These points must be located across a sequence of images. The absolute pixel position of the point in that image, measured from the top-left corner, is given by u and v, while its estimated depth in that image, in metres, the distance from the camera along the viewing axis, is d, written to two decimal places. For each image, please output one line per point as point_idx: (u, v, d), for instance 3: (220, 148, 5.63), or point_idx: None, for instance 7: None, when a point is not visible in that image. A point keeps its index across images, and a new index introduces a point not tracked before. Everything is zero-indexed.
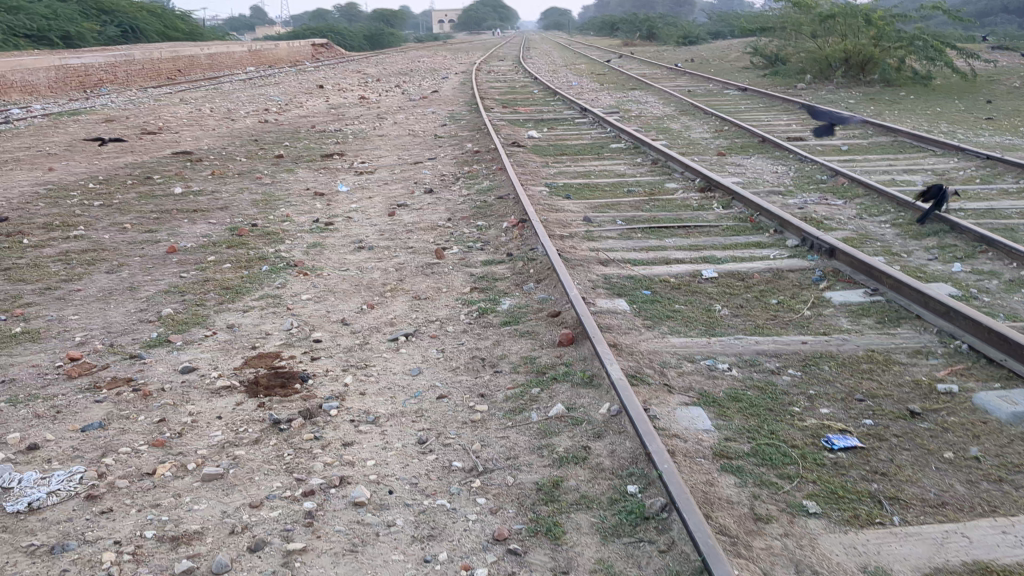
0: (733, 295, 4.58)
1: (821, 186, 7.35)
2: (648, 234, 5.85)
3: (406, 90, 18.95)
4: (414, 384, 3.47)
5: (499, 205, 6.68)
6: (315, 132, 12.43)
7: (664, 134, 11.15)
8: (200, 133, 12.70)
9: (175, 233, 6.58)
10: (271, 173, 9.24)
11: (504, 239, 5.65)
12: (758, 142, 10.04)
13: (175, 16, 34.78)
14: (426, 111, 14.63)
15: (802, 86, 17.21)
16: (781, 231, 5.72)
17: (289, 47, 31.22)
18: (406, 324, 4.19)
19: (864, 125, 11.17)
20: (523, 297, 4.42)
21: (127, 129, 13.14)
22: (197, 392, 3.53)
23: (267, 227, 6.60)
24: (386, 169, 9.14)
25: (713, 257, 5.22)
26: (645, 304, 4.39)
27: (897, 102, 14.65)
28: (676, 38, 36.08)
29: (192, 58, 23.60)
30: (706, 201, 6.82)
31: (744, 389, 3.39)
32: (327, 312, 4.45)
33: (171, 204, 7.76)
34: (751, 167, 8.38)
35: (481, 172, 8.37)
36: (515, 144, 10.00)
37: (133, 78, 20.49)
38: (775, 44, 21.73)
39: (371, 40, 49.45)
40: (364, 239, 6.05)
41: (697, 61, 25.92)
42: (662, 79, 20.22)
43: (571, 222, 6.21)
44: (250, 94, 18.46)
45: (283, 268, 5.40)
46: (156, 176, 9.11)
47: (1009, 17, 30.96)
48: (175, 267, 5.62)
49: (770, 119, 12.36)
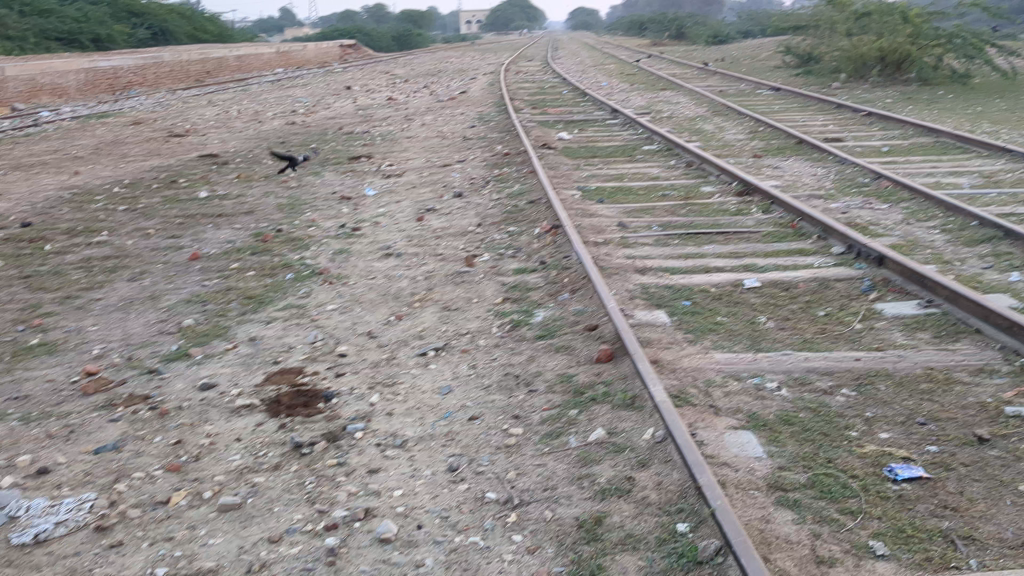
0: (778, 306, 4.35)
1: (863, 189, 7.09)
2: (685, 241, 5.62)
3: (435, 91, 18.81)
4: (443, 403, 3.29)
5: (530, 210, 6.48)
6: (342, 134, 12.30)
7: (698, 134, 10.91)
8: (227, 135, 12.62)
9: (199, 239, 6.45)
10: (297, 176, 9.10)
11: (536, 246, 5.45)
12: (795, 143, 9.77)
13: (204, 19, 34.92)
14: (454, 112, 14.47)
15: (837, 86, 16.87)
16: (826, 237, 5.48)
17: (317, 48, 31.23)
18: (435, 338, 4.00)
19: (904, 124, 10.86)
20: (557, 308, 4.22)
21: (155, 131, 13.08)
22: (216, 411, 3.37)
23: (292, 233, 6.45)
24: (414, 172, 8.98)
25: (754, 265, 4.99)
26: (685, 316, 4.17)
27: (937, 101, 14.29)
28: (705, 38, 35.71)
29: (221, 60, 23.62)
30: (744, 206, 6.59)
31: (796, 410, 3.17)
32: (352, 323, 4.28)
33: (196, 208, 7.64)
34: (789, 170, 8.12)
35: (511, 175, 8.18)
36: (545, 146, 9.79)
37: (162, 80, 20.52)
38: (807, 42, 21.37)
39: (399, 41, 49.42)
40: (391, 245, 5.88)
41: (727, 61, 25.60)
42: (693, 79, 19.92)
43: (605, 228, 6.01)
44: (278, 95, 18.39)
45: (308, 276, 5.24)
46: (182, 180, 9.02)
47: None
48: (197, 275, 5.48)
49: (806, 120, 12.08)
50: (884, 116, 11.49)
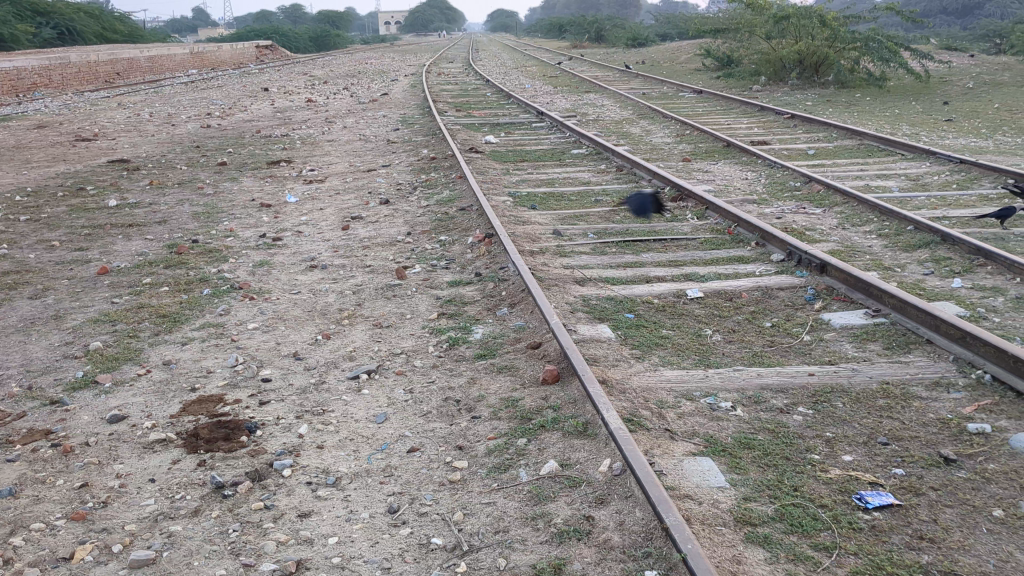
0: (724, 317, 4.21)
1: (796, 193, 7.05)
2: (622, 249, 5.46)
3: (356, 93, 18.43)
4: (379, 433, 3.04)
5: (461, 218, 6.25)
6: (261, 138, 11.88)
7: (625, 138, 10.82)
8: (139, 139, 12.07)
9: (108, 251, 6.05)
10: (213, 182, 8.69)
11: (470, 256, 5.23)
12: (723, 146, 9.75)
13: (114, 18, 33.77)
14: (376, 115, 14.12)
15: (757, 89, 17.02)
16: (764, 243, 5.37)
17: (233, 49, 30.43)
18: (367, 358, 3.74)
19: (828, 126, 10.96)
20: (496, 324, 4.00)
21: (61, 135, 12.45)
22: (126, 448, 3.05)
23: (209, 244, 6.09)
24: (338, 177, 8.65)
25: (696, 274, 4.84)
26: (629, 330, 3.99)
27: (855, 103, 14.54)
28: (624, 41, 35.94)
29: (132, 61, 22.78)
30: (679, 211, 6.47)
31: (753, 432, 3.02)
32: (277, 344, 3.99)
33: (105, 218, 7.20)
34: (720, 174, 8.05)
35: (439, 181, 7.92)
36: (473, 150, 9.58)
37: (68, 82, 19.65)
38: (727, 45, 21.59)
39: (316, 41, 48.54)
40: (316, 256, 5.58)
41: (647, 63, 25.75)
42: (615, 82, 19.91)
43: (539, 236, 5.82)
44: (192, 98, 17.76)
45: (228, 291, 4.92)
46: (90, 188, 8.52)
47: (948, 19, 32.07)
48: (106, 291, 5.10)
49: (731, 122, 12.13)
50: (807, 119, 11.57)
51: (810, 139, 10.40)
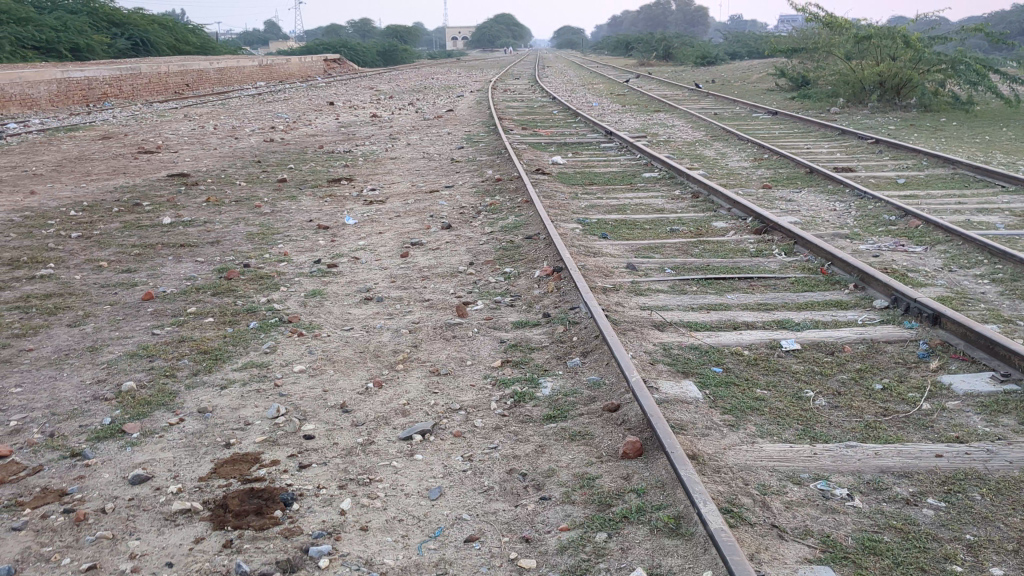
0: (826, 376, 3.71)
1: (890, 227, 6.49)
2: (704, 287, 4.98)
3: (420, 108, 18.20)
4: (432, 513, 2.61)
5: (528, 247, 5.83)
6: (323, 154, 11.62)
7: (699, 160, 10.31)
8: (200, 153, 11.90)
9: (155, 274, 5.74)
10: (271, 200, 8.42)
11: (537, 292, 4.80)
12: (805, 172, 9.19)
13: (187, 30, 34.22)
14: (440, 132, 13.79)
15: (835, 111, 16.32)
16: (864, 286, 4.85)
17: (301, 62, 30.58)
18: (422, 414, 3.31)
19: (917, 154, 10.32)
20: (567, 378, 3.55)
21: (124, 147, 12.35)
22: (145, 519, 2.67)
23: (260, 269, 5.76)
24: (398, 198, 8.29)
25: (789, 321, 4.35)
26: (718, 389, 3.52)
27: (941, 129, 13.81)
28: (694, 60, 35.25)
29: (201, 72, 22.92)
30: (764, 245, 5.97)
31: (877, 531, 2.52)
32: (323, 393, 3.59)
33: (157, 236, 6.93)
34: (804, 203, 7.50)
35: (504, 205, 7.52)
36: (540, 172, 9.17)
37: (138, 92, 19.77)
38: (803, 66, 20.88)
39: (383, 56, 48.69)
40: (372, 287, 5.20)
41: (717, 82, 25.12)
42: (684, 101, 19.34)
43: (612, 269, 5.37)
44: (256, 110, 17.65)
45: (275, 325, 4.55)
46: (146, 203, 8.30)
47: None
48: (147, 320, 4.77)
49: (812, 147, 11.54)
50: (893, 144, 10.92)
51: (898, 166, 9.78)
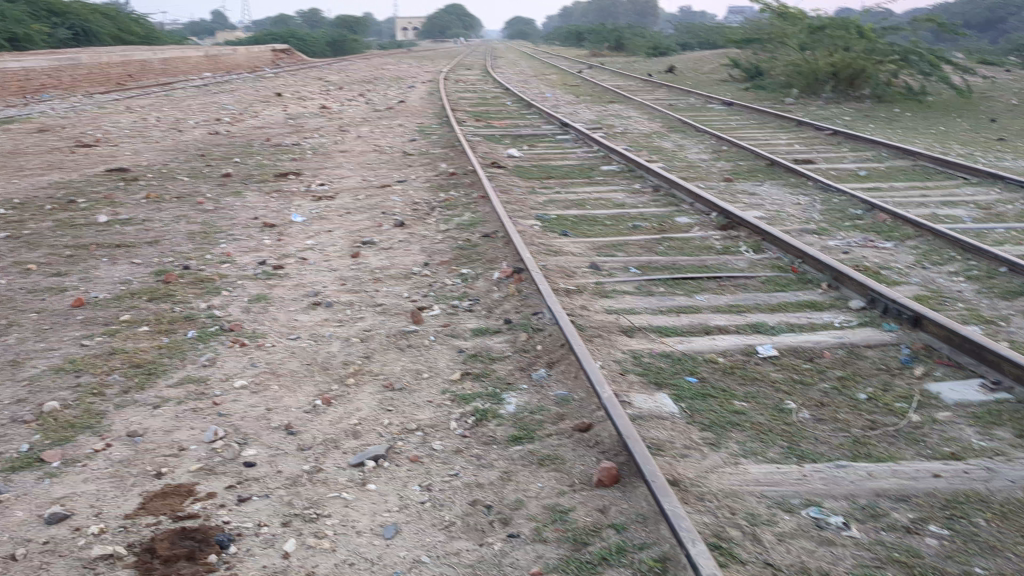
0: (807, 385, 3.49)
1: (857, 221, 6.33)
2: (672, 288, 4.75)
3: (371, 100, 17.79)
4: (389, 555, 2.33)
5: (486, 246, 5.56)
6: (270, 147, 11.21)
7: (658, 153, 10.11)
8: (141, 146, 11.42)
9: (88, 278, 5.36)
10: (215, 196, 8.04)
11: (497, 295, 4.53)
12: (765, 164, 9.02)
13: (130, 19, 33.28)
14: (392, 124, 13.43)
15: (789, 102, 16.24)
16: (838, 285, 4.65)
17: (248, 53, 29.90)
18: (375, 436, 3.02)
19: (876, 145, 10.23)
20: (532, 392, 3.28)
21: (61, 140, 11.81)
22: (61, 568, 2.35)
23: (201, 272, 5.41)
24: (349, 194, 7.95)
25: (764, 324, 4.13)
26: (695, 402, 3.29)
27: (896, 119, 13.78)
28: (645, 51, 35.16)
29: (144, 62, 22.24)
30: (731, 242, 5.75)
31: (878, 567, 2.30)
32: (266, 412, 3.28)
33: (91, 236, 6.53)
34: (768, 197, 7.32)
35: (460, 201, 7.23)
36: (496, 166, 8.89)
37: (78, 83, 19.10)
38: (756, 57, 20.83)
39: (333, 46, 47.93)
40: (321, 291, 4.88)
41: (670, 73, 25.02)
42: (639, 92, 19.17)
43: (575, 270, 5.12)
44: (202, 102, 17.11)
45: (216, 334, 4.22)
46: (81, 200, 7.86)
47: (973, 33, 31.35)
48: (76, 330, 4.40)
49: (770, 138, 11.40)
50: (851, 136, 10.82)
51: (858, 158, 9.67)
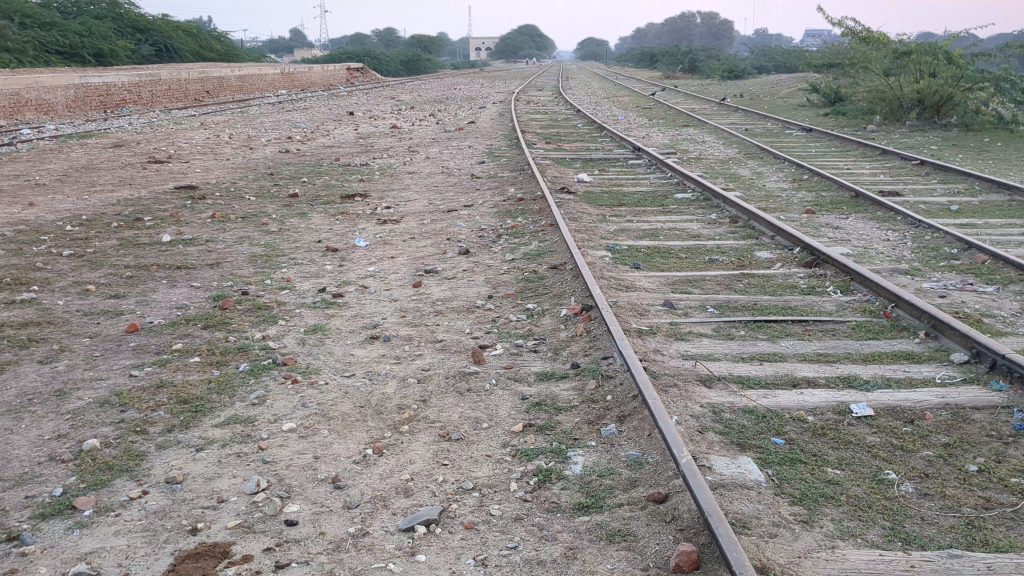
0: (909, 453, 3.14)
1: (951, 261, 5.91)
2: (753, 332, 4.41)
3: (442, 120, 17.71)
4: None
5: (553, 279, 5.29)
6: (339, 167, 11.13)
7: (734, 180, 9.75)
8: (212, 164, 11.45)
9: (145, 302, 5.23)
10: (279, 217, 7.93)
11: (566, 334, 4.25)
12: (850, 196, 8.60)
13: (211, 37, 33.96)
14: (462, 145, 13.29)
15: (871, 129, 15.68)
16: (937, 334, 4.27)
17: (323, 71, 30.23)
18: (427, 496, 2.76)
19: (967, 177, 9.71)
20: (601, 451, 2.99)
21: (135, 156, 11.91)
22: None
23: (259, 298, 5.24)
24: (414, 218, 7.77)
25: (857, 377, 3.78)
26: (783, 469, 2.96)
27: (986, 150, 13.16)
28: (720, 75, 34.63)
29: (221, 79, 22.57)
30: (816, 281, 5.39)
31: None
32: (313, 461, 3.05)
33: (154, 256, 6.43)
34: (854, 232, 6.91)
35: (527, 228, 6.98)
36: (566, 191, 8.63)
37: (158, 98, 19.43)
38: (837, 82, 20.26)
39: (407, 66, 48.37)
40: (379, 323, 4.66)
41: (746, 97, 24.56)
42: (713, 116, 18.75)
43: (648, 307, 4.82)
44: (275, 120, 17.22)
45: (268, 369, 4.01)
46: (148, 218, 7.82)
47: None
48: (127, 358, 4.25)
49: (853, 168, 10.93)
50: (941, 167, 10.31)
51: (948, 191, 9.17)
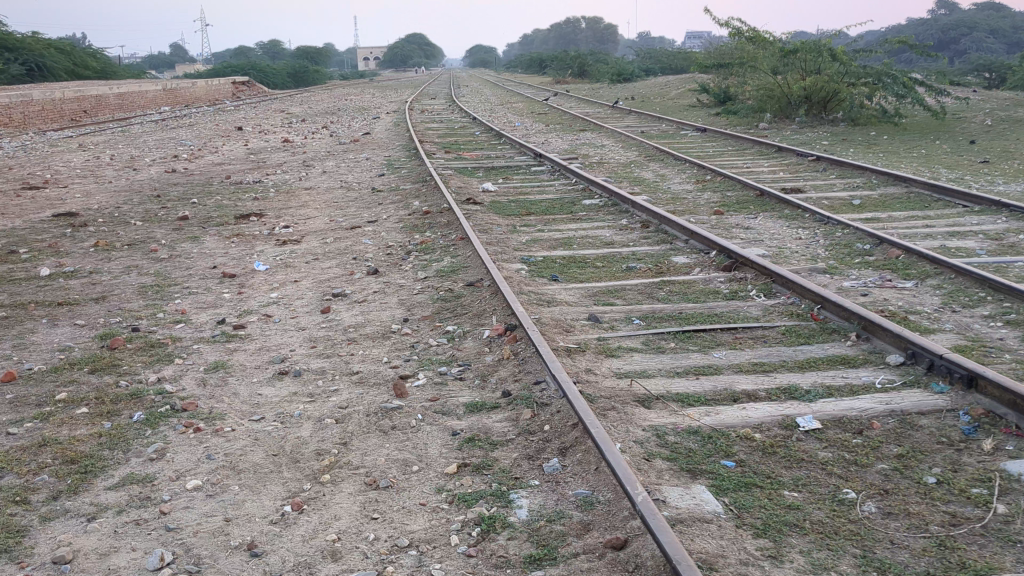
0: (866, 468, 2.98)
1: (866, 257, 5.90)
2: (684, 343, 4.24)
3: (335, 132, 17.24)
4: None
5: (470, 297, 5.03)
6: (230, 186, 10.60)
7: (639, 184, 9.67)
8: (93, 187, 10.76)
9: (22, 346, 4.73)
10: (170, 242, 7.43)
11: (491, 358, 3.99)
12: (755, 195, 8.59)
13: (86, 54, 32.48)
14: (358, 158, 12.90)
15: (763, 127, 15.93)
16: (869, 336, 4.17)
17: (207, 86, 29.24)
18: (359, 560, 2.45)
19: (863, 171, 9.86)
20: (547, 491, 2.75)
21: (7, 183, 11.11)
22: None
23: (152, 334, 4.81)
24: (315, 237, 7.39)
25: (797, 388, 3.62)
26: (740, 496, 2.77)
27: (875, 143, 13.48)
28: (609, 78, 34.95)
29: (99, 98, 21.52)
30: (738, 285, 5.27)
31: None
32: (225, 525, 2.70)
33: (31, 293, 5.89)
34: (765, 232, 6.86)
35: (437, 243, 6.70)
36: (471, 202, 8.38)
37: (30, 120, 18.35)
38: (726, 81, 20.61)
39: (294, 78, 47.40)
40: (287, 356, 4.31)
41: (637, 99, 24.77)
42: (608, 119, 18.81)
43: (573, 322, 4.61)
44: (159, 138, 16.44)
45: (166, 417, 3.62)
46: (23, 250, 7.22)
47: (955, 53, 31.20)
48: (4, 412, 3.78)
49: (752, 166, 11.00)
50: (837, 162, 10.45)
51: (848, 185, 9.27)
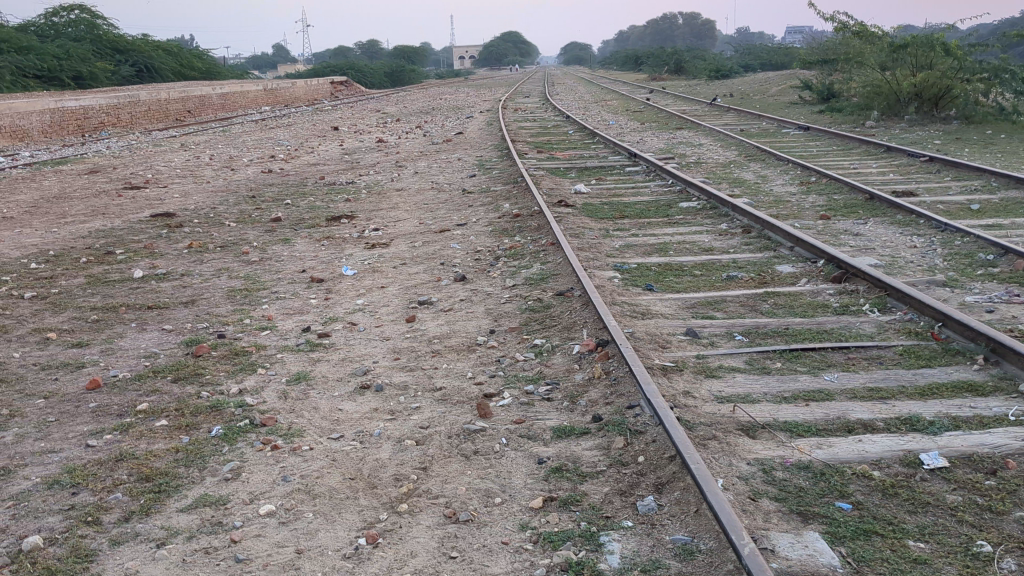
0: (1003, 516, 2.64)
1: (990, 268, 5.44)
2: (791, 364, 3.93)
3: (429, 131, 17.22)
4: None
5: (560, 308, 4.80)
6: (323, 186, 10.60)
7: (738, 185, 9.28)
8: (191, 187, 10.92)
9: (110, 351, 4.71)
10: (261, 244, 7.43)
11: (581, 377, 3.76)
12: (864, 198, 8.13)
13: (192, 55, 33.39)
14: (450, 158, 12.81)
15: (869, 125, 15.24)
16: (999, 360, 3.79)
17: (307, 86, 29.70)
18: None
19: (981, 172, 9.24)
20: (641, 534, 2.51)
21: (112, 182, 11.38)
22: None
23: (236, 341, 4.73)
24: (405, 240, 7.28)
25: (919, 419, 3.28)
26: (858, 548, 2.47)
27: (991, 142, 12.72)
28: (706, 76, 34.16)
29: (203, 98, 22.03)
30: (849, 298, 4.90)
31: None
32: (296, 559, 2.54)
33: (124, 296, 5.91)
34: (876, 239, 6.44)
35: (527, 248, 6.49)
36: (563, 204, 8.15)
37: (137, 119, 18.90)
38: (830, 78, 19.85)
39: (390, 76, 47.85)
40: (370, 368, 4.16)
41: (736, 96, 24.09)
42: (705, 117, 18.33)
43: (669, 337, 4.34)
44: (257, 138, 16.69)
45: (245, 432, 3.50)
46: (120, 251, 7.31)
47: None
48: (85, 421, 3.73)
49: (860, 166, 10.46)
50: (951, 164, 9.85)
51: (964, 188, 8.70)
